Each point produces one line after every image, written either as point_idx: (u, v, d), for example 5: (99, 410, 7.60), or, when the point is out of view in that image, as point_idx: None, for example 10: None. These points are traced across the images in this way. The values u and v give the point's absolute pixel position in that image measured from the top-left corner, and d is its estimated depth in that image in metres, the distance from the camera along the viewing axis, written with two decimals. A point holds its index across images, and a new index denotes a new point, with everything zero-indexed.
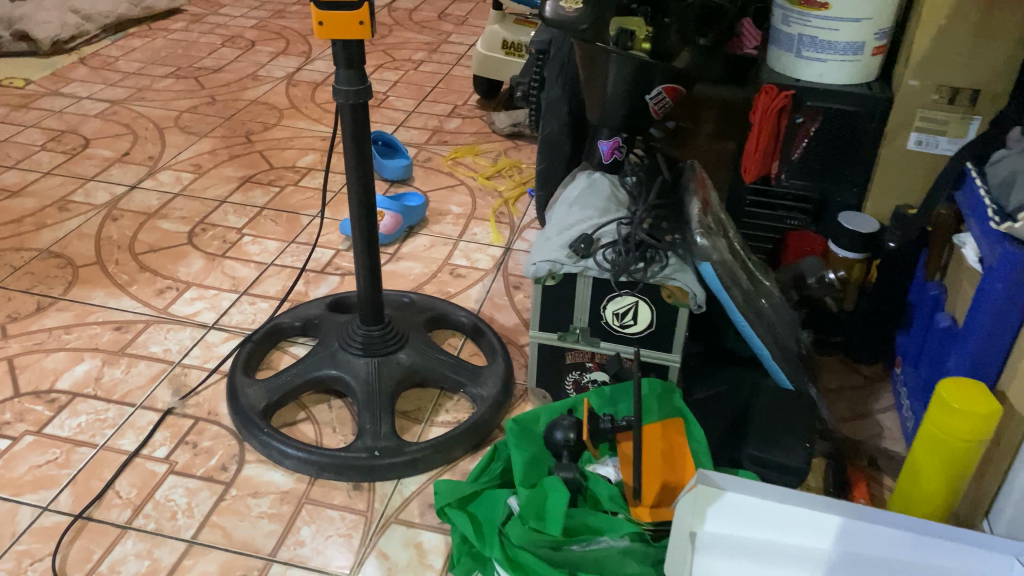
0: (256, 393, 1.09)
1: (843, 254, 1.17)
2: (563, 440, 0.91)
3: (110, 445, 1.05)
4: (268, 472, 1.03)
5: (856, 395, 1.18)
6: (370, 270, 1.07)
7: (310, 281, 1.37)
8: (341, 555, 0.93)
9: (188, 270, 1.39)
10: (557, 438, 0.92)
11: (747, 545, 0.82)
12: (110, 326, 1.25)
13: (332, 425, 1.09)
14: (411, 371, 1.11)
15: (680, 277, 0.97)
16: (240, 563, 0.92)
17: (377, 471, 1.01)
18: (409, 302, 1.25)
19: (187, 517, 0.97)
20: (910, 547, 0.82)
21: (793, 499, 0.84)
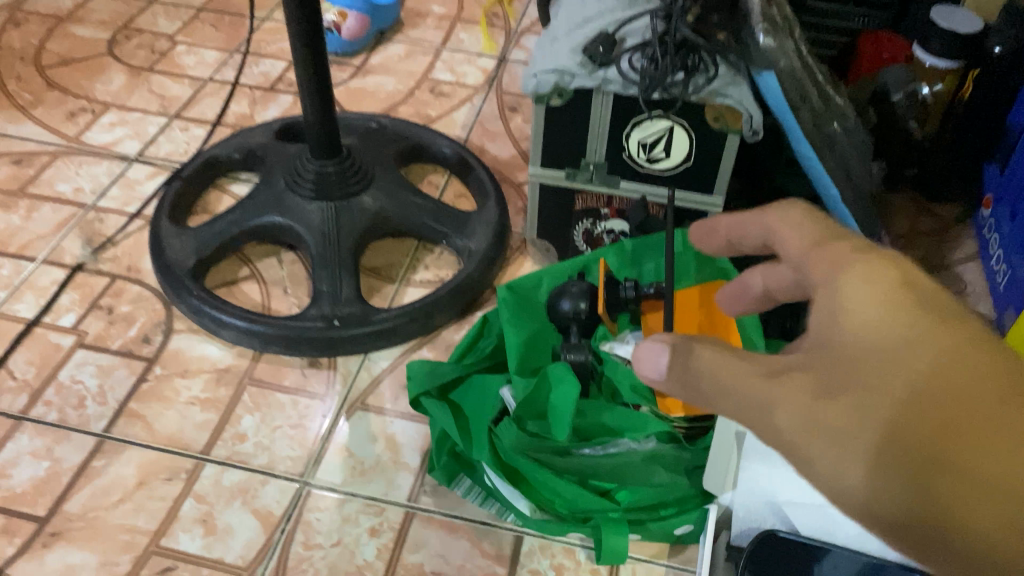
0: (185, 245, 0.87)
1: (934, 61, 0.90)
2: (573, 313, 0.70)
3: (4, 312, 0.84)
4: (202, 345, 0.82)
5: (932, 242, 0.96)
6: (318, 86, 0.82)
7: (257, 101, 1.11)
8: (292, 453, 0.74)
9: (106, 88, 1.13)
10: (564, 310, 0.70)
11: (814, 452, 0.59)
12: (8, 160, 1.01)
13: (283, 286, 0.88)
14: (381, 217, 0.89)
15: (732, 93, 0.72)
16: (164, 464, 0.72)
17: (338, 345, 0.80)
18: (377, 127, 1.00)
19: (98, 404, 0.77)
20: None
21: None
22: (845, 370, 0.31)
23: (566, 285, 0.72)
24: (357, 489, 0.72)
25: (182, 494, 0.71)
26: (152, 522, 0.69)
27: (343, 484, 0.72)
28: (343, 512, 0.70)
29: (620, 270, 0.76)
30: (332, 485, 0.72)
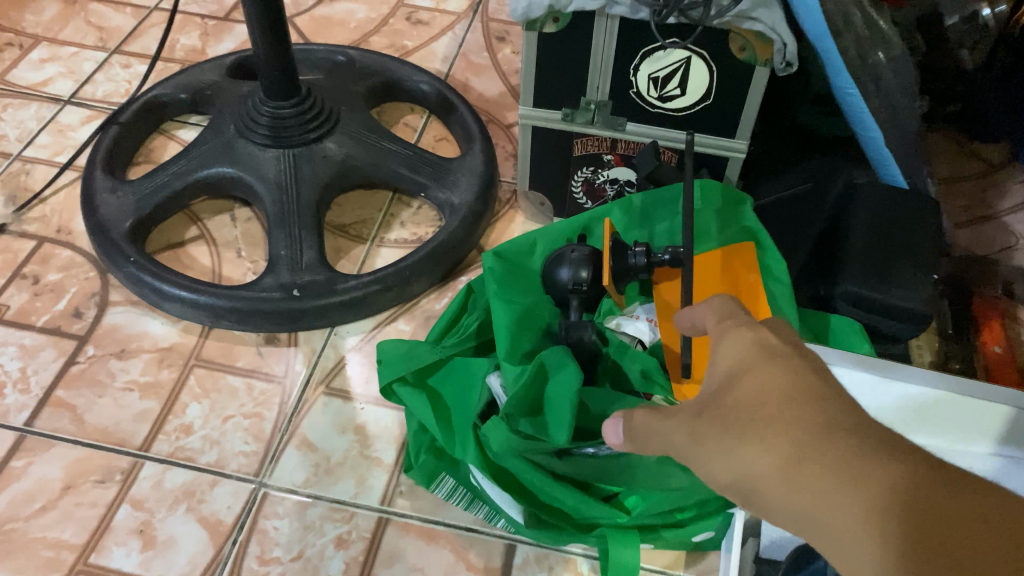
0: (119, 201, 0.74)
1: None
2: (572, 283, 0.59)
3: None
4: (142, 320, 0.71)
5: (978, 189, 0.84)
6: (269, 13, 0.68)
7: (210, 32, 0.98)
8: (246, 448, 0.64)
9: (37, 18, 0.99)
10: (563, 278, 0.59)
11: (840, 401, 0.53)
12: None
13: (237, 248, 0.76)
14: (348, 166, 0.77)
15: (762, 15, 0.60)
16: (95, 463, 0.62)
17: (300, 319, 0.69)
18: (345, 61, 0.87)
19: (20, 392, 0.66)
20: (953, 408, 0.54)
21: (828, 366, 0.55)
22: (713, 397, 0.31)
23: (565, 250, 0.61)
24: (321, 490, 0.62)
25: (116, 500, 0.60)
26: (81, 535, 0.59)
27: (305, 485, 0.62)
28: (305, 519, 0.60)
29: (627, 231, 0.64)
30: (293, 487, 0.62)
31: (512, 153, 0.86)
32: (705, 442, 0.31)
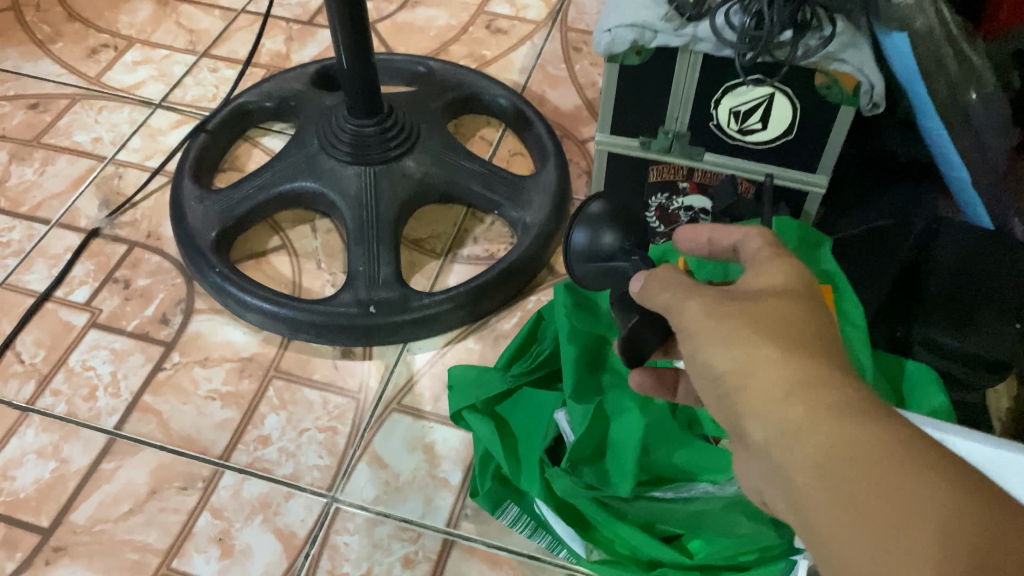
0: (207, 211, 0.77)
1: None
2: (589, 247, 0.49)
3: (12, 283, 0.77)
4: (224, 328, 0.74)
5: None
6: (353, 26, 0.70)
7: (294, 37, 1.00)
8: (320, 462, 0.66)
9: (131, 20, 1.02)
10: (577, 240, 0.50)
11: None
12: (23, 104, 0.92)
13: (316, 259, 0.79)
14: (425, 183, 0.78)
15: (851, 57, 0.58)
16: (178, 470, 0.65)
17: (373, 334, 0.71)
18: (426, 73, 0.88)
19: (110, 396, 0.69)
20: None
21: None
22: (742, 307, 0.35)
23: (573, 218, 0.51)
24: (391, 508, 0.64)
25: (197, 508, 0.63)
26: (164, 540, 0.62)
27: (375, 503, 0.64)
28: (373, 536, 0.62)
29: None
30: (363, 504, 0.64)
31: (586, 169, 0.86)
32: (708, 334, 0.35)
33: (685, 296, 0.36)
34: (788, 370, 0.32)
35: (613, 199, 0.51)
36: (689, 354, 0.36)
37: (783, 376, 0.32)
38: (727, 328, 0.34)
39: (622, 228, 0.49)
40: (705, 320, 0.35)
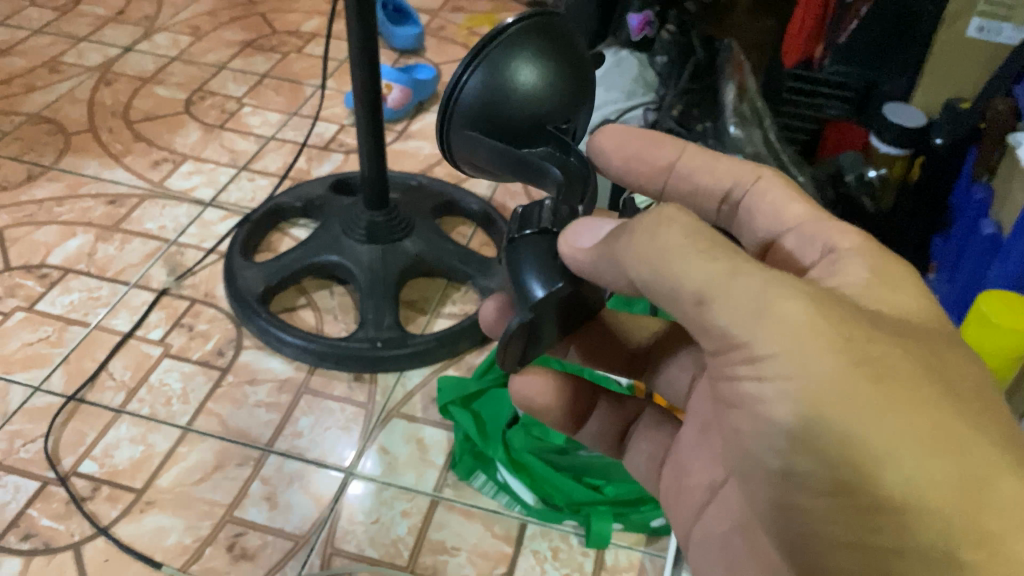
0: (255, 276, 1.04)
1: (887, 149, 1.11)
2: (492, 95, 0.59)
3: (102, 325, 1.01)
4: (265, 359, 0.99)
5: None
6: (376, 147, 0.99)
7: (313, 158, 1.30)
8: (340, 448, 0.90)
9: (185, 141, 1.32)
10: (474, 88, 0.60)
11: None
12: (103, 200, 1.19)
13: (334, 313, 1.05)
14: (419, 259, 1.06)
15: None
16: (236, 452, 0.89)
17: (379, 362, 0.97)
18: (416, 185, 1.18)
19: (182, 403, 0.93)
20: None
21: None
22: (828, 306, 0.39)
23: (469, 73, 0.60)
24: (392, 479, 0.88)
25: (251, 476, 0.86)
26: (227, 496, 0.84)
27: (381, 475, 0.88)
28: (381, 497, 0.86)
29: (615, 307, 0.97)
30: (372, 476, 0.88)
31: None
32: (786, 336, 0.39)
33: (775, 290, 0.39)
34: (876, 381, 0.38)
35: (524, 57, 0.60)
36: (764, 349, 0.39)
37: (874, 386, 0.38)
38: (833, 343, 0.38)
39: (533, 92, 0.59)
40: (805, 331, 0.38)
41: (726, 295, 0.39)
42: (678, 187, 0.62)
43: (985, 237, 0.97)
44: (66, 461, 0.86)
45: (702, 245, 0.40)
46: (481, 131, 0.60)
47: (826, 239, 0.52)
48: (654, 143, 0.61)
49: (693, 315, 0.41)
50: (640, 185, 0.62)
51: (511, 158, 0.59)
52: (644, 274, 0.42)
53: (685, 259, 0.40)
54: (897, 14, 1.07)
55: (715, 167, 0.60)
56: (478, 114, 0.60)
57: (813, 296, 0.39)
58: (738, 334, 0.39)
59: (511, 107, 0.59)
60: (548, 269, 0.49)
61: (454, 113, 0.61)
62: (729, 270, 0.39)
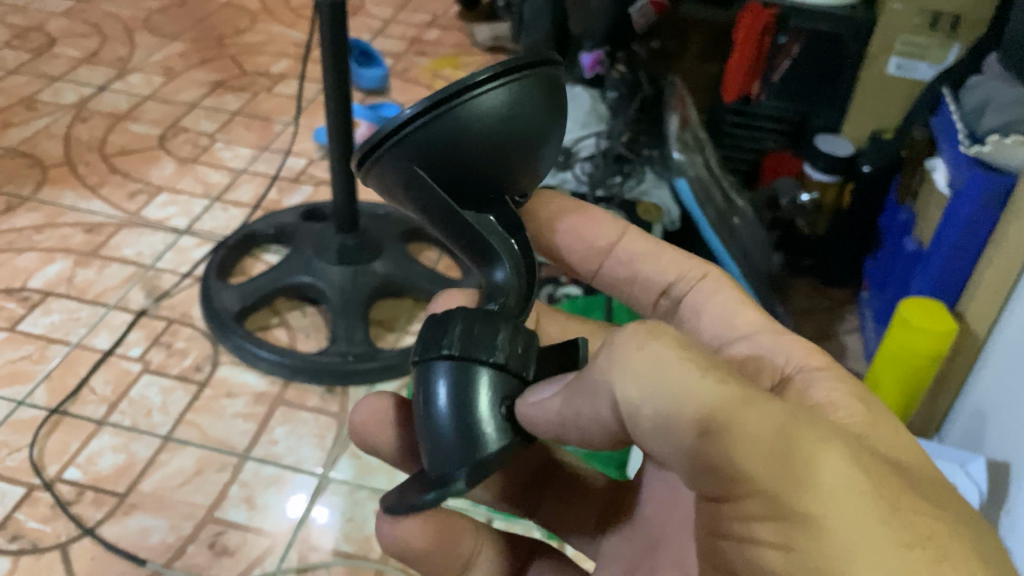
0: (231, 297, 1.10)
1: (819, 176, 1.19)
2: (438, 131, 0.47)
3: (83, 344, 1.05)
4: (241, 373, 1.04)
5: (822, 316, 1.20)
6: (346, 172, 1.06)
7: (284, 189, 1.37)
8: (314, 454, 0.95)
9: (160, 174, 1.38)
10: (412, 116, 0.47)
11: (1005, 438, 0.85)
12: (82, 228, 1.24)
13: (306, 331, 1.11)
14: (388, 280, 1.13)
15: (654, 194, 1.07)
16: (215, 459, 0.93)
17: (351, 376, 1.03)
18: (385, 214, 1.25)
19: (163, 414, 0.98)
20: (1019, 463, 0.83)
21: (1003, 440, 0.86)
22: (819, 428, 0.39)
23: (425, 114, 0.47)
24: (366, 481, 0.93)
25: (230, 481, 0.91)
26: (207, 499, 0.89)
27: (354, 478, 0.93)
28: (355, 497, 0.91)
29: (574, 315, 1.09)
30: (346, 478, 0.93)
31: None
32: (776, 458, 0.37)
33: (770, 410, 0.38)
34: (868, 504, 0.36)
35: (501, 110, 0.48)
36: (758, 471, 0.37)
37: (865, 510, 0.36)
38: (825, 463, 0.37)
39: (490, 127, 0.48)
40: (799, 451, 0.37)
41: (738, 430, 0.37)
42: (615, 269, 0.68)
43: (908, 251, 1.07)
44: (51, 469, 0.90)
45: (707, 371, 0.39)
46: (420, 187, 0.50)
47: (784, 355, 0.56)
48: (589, 223, 0.66)
49: (695, 449, 0.39)
50: (577, 262, 0.67)
51: (452, 228, 0.51)
52: (643, 407, 0.40)
53: (688, 378, 0.38)
54: (824, 52, 1.18)
55: (659, 258, 0.67)
56: (426, 167, 0.49)
57: (839, 443, 0.38)
58: (756, 477, 0.37)
59: (468, 168, 0.49)
60: (469, 428, 0.44)
61: (394, 150, 0.49)
62: (741, 399, 0.38)
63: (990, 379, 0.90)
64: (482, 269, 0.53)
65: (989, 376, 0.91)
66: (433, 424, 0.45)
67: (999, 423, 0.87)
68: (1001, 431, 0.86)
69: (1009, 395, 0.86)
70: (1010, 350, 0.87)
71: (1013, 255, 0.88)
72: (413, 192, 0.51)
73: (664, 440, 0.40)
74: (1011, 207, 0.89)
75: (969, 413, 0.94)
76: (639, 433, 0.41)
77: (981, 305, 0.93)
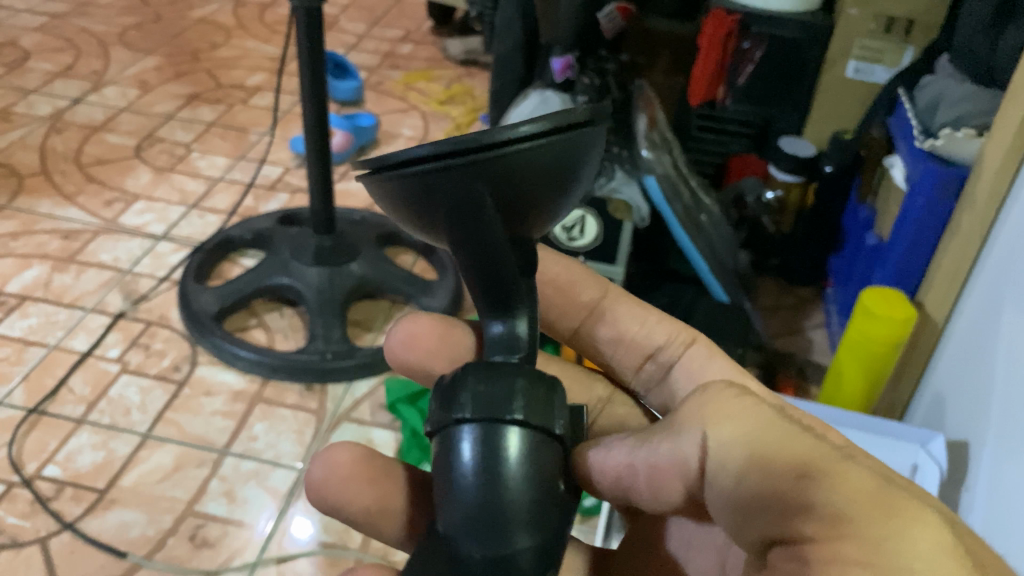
0: (209, 298, 1.11)
1: (783, 176, 1.23)
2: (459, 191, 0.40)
3: (61, 346, 1.06)
4: (220, 373, 1.05)
5: (789, 313, 1.23)
6: (323, 177, 1.07)
7: (260, 197, 1.38)
8: (293, 449, 0.96)
9: (136, 182, 1.39)
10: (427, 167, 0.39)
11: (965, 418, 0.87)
12: (58, 234, 1.25)
13: (284, 332, 1.12)
14: (365, 281, 1.14)
15: (624, 192, 1.11)
16: (194, 455, 0.94)
17: (328, 374, 1.04)
18: (361, 219, 1.27)
19: (141, 413, 0.98)
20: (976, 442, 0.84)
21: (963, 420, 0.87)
22: (918, 494, 0.39)
23: (516, 155, 0.39)
24: None
25: (209, 476, 0.92)
26: (187, 493, 0.90)
27: None
28: None
29: None
30: None
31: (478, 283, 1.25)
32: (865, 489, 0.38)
33: (864, 465, 0.39)
34: (949, 552, 0.36)
35: (580, 158, 0.42)
36: (838, 502, 0.38)
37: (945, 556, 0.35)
38: (912, 509, 0.37)
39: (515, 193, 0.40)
40: (885, 493, 0.38)
41: (833, 471, 0.39)
42: (602, 330, 0.67)
43: (869, 246, 1.11)
44: (30, 467, 0.91)
45: (807, 432, 0.42)
46: (467, 221, 0.43)
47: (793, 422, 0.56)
48: (574, 283, 0.66)
49: (789, 492, 0.40)
50: (557, 317, 0.67)
51: (481, 265, 0.46)
52: (739, 453, 0.42)
53: (788, 430, 0.42)
54: (786, 55, 1.23)
55: (644, 319, 0.67)
56: (486, 210, 0.41)
57: (934, 508, 0.38)
58: (849, 516, 0.37)
59: (523, 214, 0.43)
60: (495, 503, 0.42)
61: (460, 183, 0.40)
62: (840, 454, 0.40)
63: (948, 362, 0.93)
64: (486, 305, 0.49)
65: (948, 361, 0.94)
66: (451, 495, 0.43)
67: (956, 403, 0.90)
68: (959, 412, 0.89)
69: (966, 376, 0.88)
70: (965, 334, 0.91)
71: (965, 244, 0.92)
72: (455, 219, 0.43)
73: (755, 493, 0.42)
74: (965, 196, 0.93)
75: (930, 396, 0.97)
76: (725, 485, 0.43)
77: (938, 292, 0.96)
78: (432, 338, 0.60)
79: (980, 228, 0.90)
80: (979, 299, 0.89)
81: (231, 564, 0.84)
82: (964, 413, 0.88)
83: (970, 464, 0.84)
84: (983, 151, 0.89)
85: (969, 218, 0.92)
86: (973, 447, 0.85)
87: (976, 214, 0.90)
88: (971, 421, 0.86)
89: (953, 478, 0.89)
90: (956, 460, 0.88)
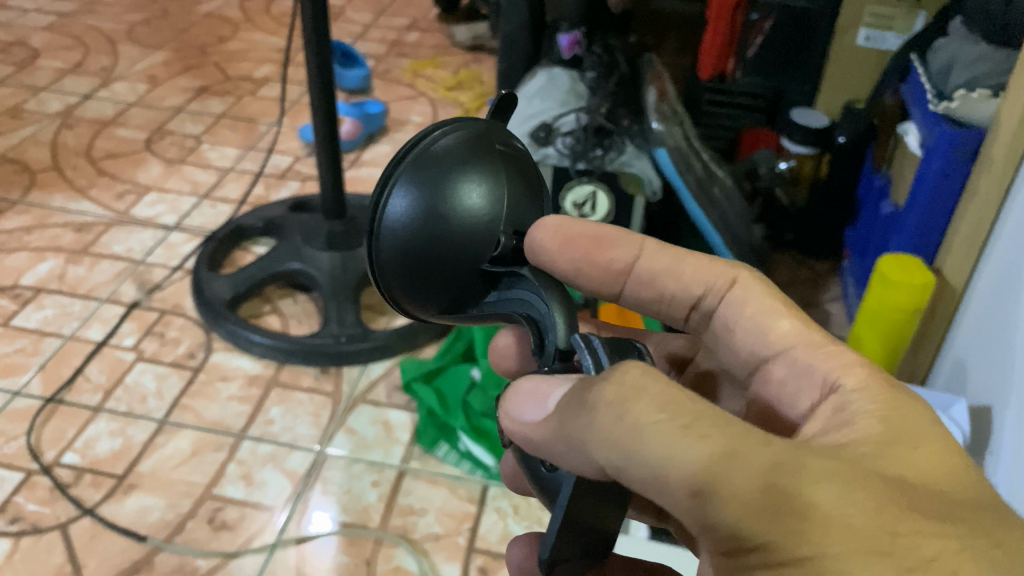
0: (222, 285, 1.11)
1: (796, 148, 1.20)
2: (400, 214, 0.50)
3: (77, 336, 1.06)
4: (235, 358, 1.05)
5: (805, 286, 1.22)
6: (332, 162, 1.07)
7: (271, 185, 1.38)
8: (310, 431, 0.96)
9: (147, 175, 1.39)
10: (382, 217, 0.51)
11: (987, 383, 0.86)
12: (71, 228, 1.25)
13: (298, 317, 1.12)
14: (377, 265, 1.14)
15: (636, 165, 1.10)
16: (211, 439, 0.94)
17: (344, 357, 1.04)
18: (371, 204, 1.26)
19: (158, 400, 0.98)
20: (999, 407, 0.83)
21: (987, 386, 0.86)
22: (798, 467, 0.34)
23: (376, 241, 0.52)
24: (362, 455, 0.94)
25: (227, 460, 0.92)
26: (205, 477, 0.90)
27: (350, 452, 0.94)
28: (350, 471, 0.92)
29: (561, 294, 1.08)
30: (343, 453, 0.94)
31: None
32: (758, 499, 0.34)
33: (745, 453, 0.34)
34: (858, 536, 0.33)
35: (424, 189, 0.50)
36: (735, 517, 0.34)
37: (857, 544, 0.33)
38: (805, 504, 0.34)
39: (432, 194, 0.50)
40: (775, 493, 0.34)
41: (721, 486, 0.34)
42: (639, 292, 0.57)
43: (884, 215, 1.10)
44: (49, 455, 0.91)
45: (681, 430, 0.34)
46: (425, 290, 0.51)
47: (822, 372, 0.48)
48: (600, 244, 0.54)
49: (683, 510, 0.35)
50: (596, 290, 0.56)
51: (461, 275, 0.50)
52: (610, 460, 0.36)
53: (662, 440, 0.34)
54: (796, 27, 1.22)
55: (681, 273, 0.56)
56: (412, 273, 0.51)
57: (827, 482, 0.34)
58: (749, 530, 0.34)
59: (430, 228, 0.50)
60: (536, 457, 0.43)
61: (385, 278, 0.52)
62: (721, 451, 0.34)
63: (967, 327, 0.92)
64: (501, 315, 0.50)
65: (968, 328, 0.92)
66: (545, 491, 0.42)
67: (977, 367, 0.89)
68: (981, 376, 0.87)
69: (987, 340, 0.87)
70: (984, 298, 0.89)
71: (983, 207, 0.91)
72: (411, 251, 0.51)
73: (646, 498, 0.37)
74: (982, 158, 0.91)
75: (951, 362, 0.96)
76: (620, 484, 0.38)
77: (957, 257, 0.95)
78: (511, 348, 0.58)
79: (999, 189, 0.88)
80: (999, 262, 0.87)
81: (251, 546, 0.84)
82: (987, 378, 0.86)
83: (993, 428, 0.83)
84: (999, 111, 0.88)
85: (986, 179, 0.90)
86: (996, 412, 0.83)
87: (993, 175, 0.89)
88: (993, 386, 0.85)
89: (976, 443, 0.87)
90: (979, 425, 0.86)
